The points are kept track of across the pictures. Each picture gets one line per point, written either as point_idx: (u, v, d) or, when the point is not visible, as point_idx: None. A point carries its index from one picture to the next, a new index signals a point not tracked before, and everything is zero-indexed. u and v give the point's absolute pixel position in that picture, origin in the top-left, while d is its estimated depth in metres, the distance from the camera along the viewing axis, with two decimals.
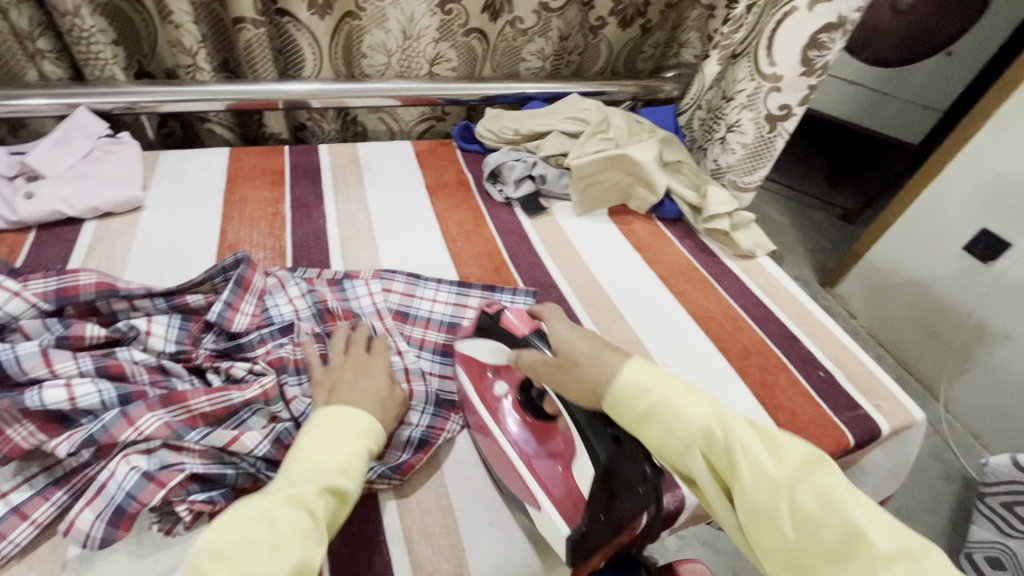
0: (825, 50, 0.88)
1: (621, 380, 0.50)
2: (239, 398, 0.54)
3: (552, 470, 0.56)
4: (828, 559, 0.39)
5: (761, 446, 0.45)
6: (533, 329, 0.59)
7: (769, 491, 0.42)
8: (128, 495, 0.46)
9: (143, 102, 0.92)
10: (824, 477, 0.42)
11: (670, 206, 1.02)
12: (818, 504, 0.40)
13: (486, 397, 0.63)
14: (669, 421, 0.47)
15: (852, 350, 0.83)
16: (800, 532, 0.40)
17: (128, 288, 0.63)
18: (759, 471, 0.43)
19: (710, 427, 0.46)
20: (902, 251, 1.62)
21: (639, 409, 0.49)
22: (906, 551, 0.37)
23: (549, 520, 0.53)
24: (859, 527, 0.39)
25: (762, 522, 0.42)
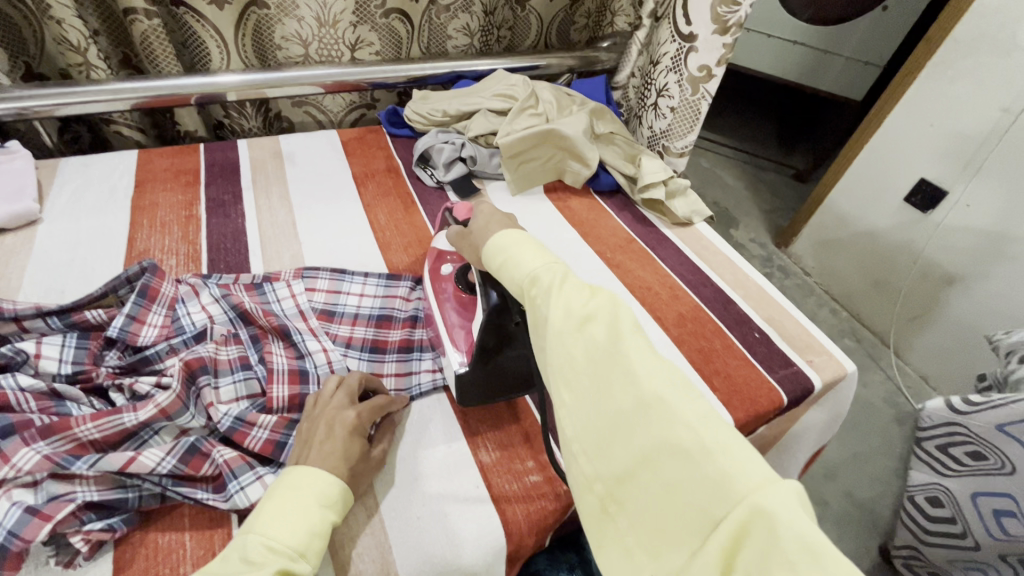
0: (736, 5, 0.83)
1: (491, 242, 0.53)
2: (132, 419, 0.51)
3: (463, 330, 0.66)
4: (595, 375, 0.40)
5: (581, 289, 0.44)
6: (467, 215, 0.70)
7: (566, 320, 0.42)
8: (9, 534, 0.43)
9: (33, 108, 0.85)
10: (620, 313, 0.42)
11: (606, 177, 1.00)
12: (606, 336, 0.40)
13: (435, 275, 0.73)
14: (510, 270, 0.50)
15: (786, 308, 0.84)
16: (581, 355, 0.41)
17: (15, 308, 0.59)
18: (566, 306, 0.43)
19: (537, 273, 0.47)
20: (846, 209, 1.65)
21: (497, 262, 0.52)
22: (662, 374, 0.38)
23: (448, 359, 0.65)
24: (628, 353, 0.39)
25: (555, 347, 0.42)
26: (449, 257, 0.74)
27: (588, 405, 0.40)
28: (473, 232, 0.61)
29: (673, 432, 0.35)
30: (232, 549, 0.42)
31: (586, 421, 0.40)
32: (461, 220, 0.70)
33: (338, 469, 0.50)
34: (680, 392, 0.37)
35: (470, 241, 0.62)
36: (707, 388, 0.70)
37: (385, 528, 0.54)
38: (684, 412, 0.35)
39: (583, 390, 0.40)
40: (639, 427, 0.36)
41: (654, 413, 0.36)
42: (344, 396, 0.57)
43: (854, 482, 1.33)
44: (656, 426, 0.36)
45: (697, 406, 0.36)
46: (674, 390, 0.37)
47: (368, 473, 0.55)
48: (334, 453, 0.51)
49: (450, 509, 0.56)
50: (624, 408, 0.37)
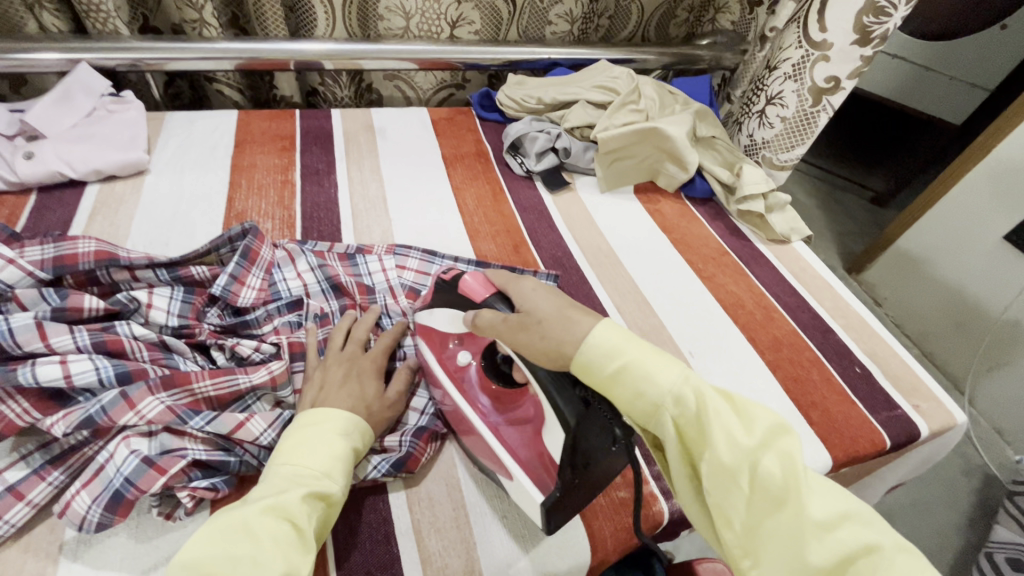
0: (884, 16, 0.79)
1: (585, 347, 0.44)
2: (246, 382, 0.52)
3: (524, 439, 0.52)
4: (778, 519, 0.39)
5: (730, 413, 0.42)
6: (490, 292, 0.52)
7: (737, 455, 0.41)
8: (126, 481, 0.44)
9: (147, 60, 0.87)
10: (788, 441, 0.41)
11: (701, 183, 0.96)
12: (784, 472, 0.40)
13: (449, 367, 0.58)
14: (629, 391, 0.43)
15: (891, 345, 0.78)
16: (758, 494, 0.40)
17: (130, 257, 0.60)
18: (732, 439, 0.41)
19: (681, 392, 0.43)
20: (938, 240, 1.53)
21: (606, 371, 0.44)
22: (847, 512, 0.39)
23: (521, 489, 0.48)
24: (813, 494, 0.39)
25: (723, 484, 0.41)
26: (455, 339, 0.60)
27: (781, 553, 0.39)
28: (542, 321, 0.46)
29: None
30: (260, 482, 0.43)
31: (778, 574, 0.39)
32: (479, 298, 0.52)
33: (357, 407, 0.52)
34: (873, 531, 0.38)
35: (535, 328, 0.46)
36: (805, 422, 0.66)
37: (469, 522, 0.53)
38: (899, 560, 0.36)
39: (763, 533, 0.40)
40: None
41: (864, 561, 0.37)
42: (354, 347, 0.60)
43: (912, 533, 1.23)
44: (866, 573, 0.36)
45: (901, 548, 0.37)
46: (862, 522, 0.39)
47: (387, 419, 0.56)
48: (350, 393, 0.53)
49: (534, 512, 0.54)
50: (826, 564, 0.37)
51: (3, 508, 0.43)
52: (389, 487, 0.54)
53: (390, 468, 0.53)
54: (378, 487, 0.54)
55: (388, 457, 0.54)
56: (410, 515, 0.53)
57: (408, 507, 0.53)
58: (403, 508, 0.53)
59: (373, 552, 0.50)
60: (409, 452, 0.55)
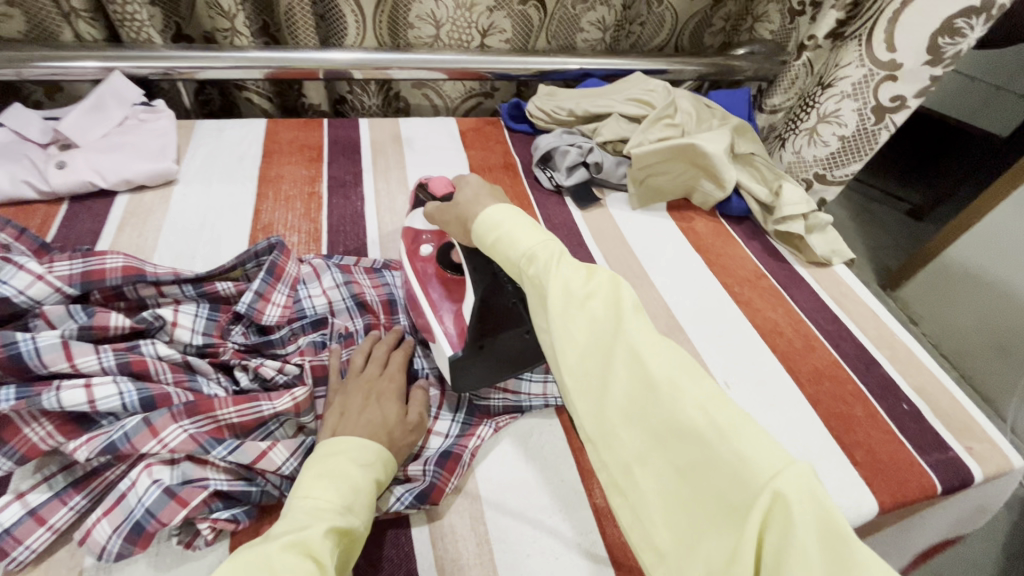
0: (959, 37, 0.75)
1: (481, 217, 0.48)
2: (269, 408, 0.50)
3: (451, 312, 0.63)
4: (597, 360, 0.38)
5: (573, 266, 0.42)
6: (449, 187, 0.65)
7: (568, 300, 0.40)
8: (147, 513, 0.43)
9: (179, 69, 0.87)
10: (625, 293, 0.40)
11: (738, 202, 0.92)
12: (610, 315, 0.39)
13: (413, 256, 0.68)
14: (502, 250, 0.45)
15: (939, 379, 0.74)
16: (585, 336, 0.39)
17: (156, 273, 0.59)
18: (566, 286, 0.40)
19: (533, 249, 0.43)
20: (983, 257, 1.40)
21: (488, 241, 0.47)
22: (669, 359, 0.37)
23: (439, 347, 0.61)
24: (636, 335, 0.38)
25: (562, 329, 0.40)
26: (425, 235, 0.68)
27: (596, 392, 0.38)
28: (459, 204, 0.53)
29: (685, 412, 0.34)
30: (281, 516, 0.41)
31: (591, 412, 0.38)
32: (441, 191, 0.65)
33: (378, 435, 0.50)
34: (686, 373, 0.36)
35: (452, 214, 0.55)
36: (849, 464, 0.62)
37: (494, 560, 0.50)
38: (698, 399, 0.35)
39: (582, 368, 0.39)
40: (652, 409, 0.35)
41: (665, 394, 0.35)
42: (376, 368, 0.58)
43: (949, 572, 1.12)
44: (666, 405, 0.35)
45: (709, 390, 0.35)
46: (682, 369, 0.36)
47: (409, 444, 0.54)
48: (372, 420, 0.51)
49: (562, 551, 0.52)
50: (630, 394, 0.36)
51: (24, 533, 0.43)
52: (412, 520, 0.52)
53: (412, 500, 0.51)
54: (401, 520, 0.52)
55: (411, 488, 0.52)
56: (433, 551, 0.51)
57: (430, 541, 0.51)
58: (425, 542, 0.51)
59: None
60: (432, 483, 0.53)
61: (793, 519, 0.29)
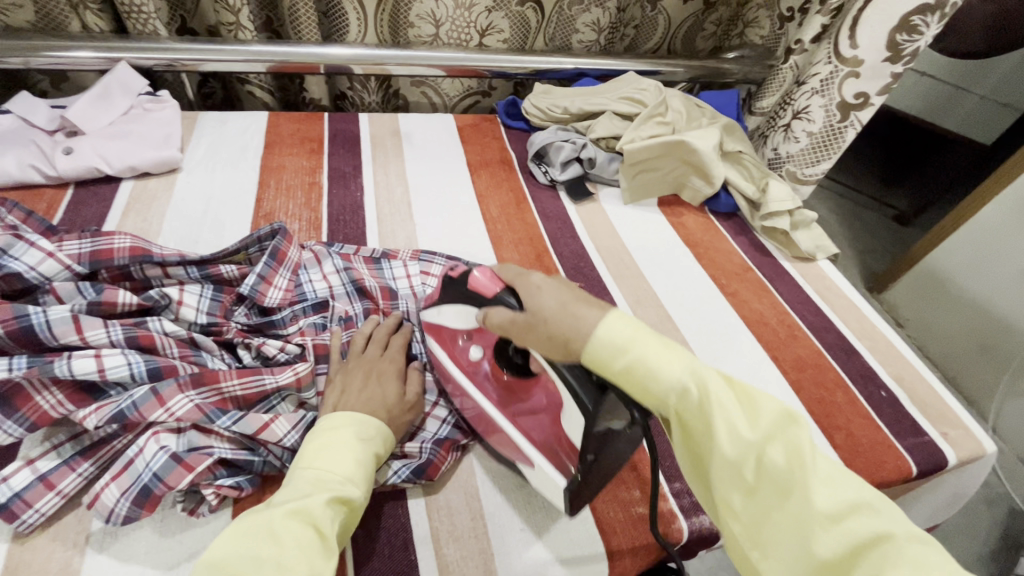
0: (916, 34, 0.78)
1: (595, 340, 0.41)
2: (272, 382, 0.52)
3: (543, 425, 0.53)
4: (784, 513, 0.39)
5: (735, 404, 0.40)
6: (500, 288, 0.50)
7: (740, 448, 0.40)
8: (155, 476, 0.45)
9: (184, 61, 0.89)
10: (799, 432, 0.39)
11: (726, 199, 0.95)
12: (790, 460, 0.39)
13: (461, 362, 0.58)
14: (640, 379, 0.40)
15: (917, 369, 0.77)
16: (763, 485, 0.39)
17: (162, 254, 0.61)
18: (734, 433, 0.40)
19: (685, 386, 0.40)
20: (966, 260, 1.44)
21: (616, 367, 0.41)
22: (858, 504, 0.38)
23: (544, 475, 0.50)
24: (819, 484, 0.38)
25: (730, 479, 0.40)
26: (463, 335, 0.59)
27: (788, 546, 0.38)
28: (547, 321, 0.44)
29: (899, 570, 0.34)
30: (284, 484, 0.43)
31: (784, 565, 0.39)
32: (490, 294, 0.50)
33: (378, 411, 0.52)
34: (885, 518, 0.37)
35: (540, 330, 0.44)
36: (830, 446, 0.65)
37: (487, 533, 0.53)
38: (910, 549, 0.35)
39: (767, 521, 0.39)
40: (863, 566, 0.36)
41: (872, 551, 0.36)
42: (376, 349, 0.60)
43: None
44: (874, 562, 0.35)
45: (918, 542, 0.36)
46: (878, 513, 0.37)
47: (407, 422, 0.56)
48: (372, 397, 0.53)
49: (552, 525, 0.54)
50: (832, 551, 0.36)
51: (33, 497, 0.44)
52: (410, 493, 0.54)
53: (409, 474, 0.53)
54: (398, 493, 0.54)
55: (409, 463, 0.54)
56: (428, 523, 0.53)
57: (426, 514, 0.53)
58: (421, 515, 0.53)
59: (391, 558, 0.50)
60: (429, 459, 0.55)
61: None
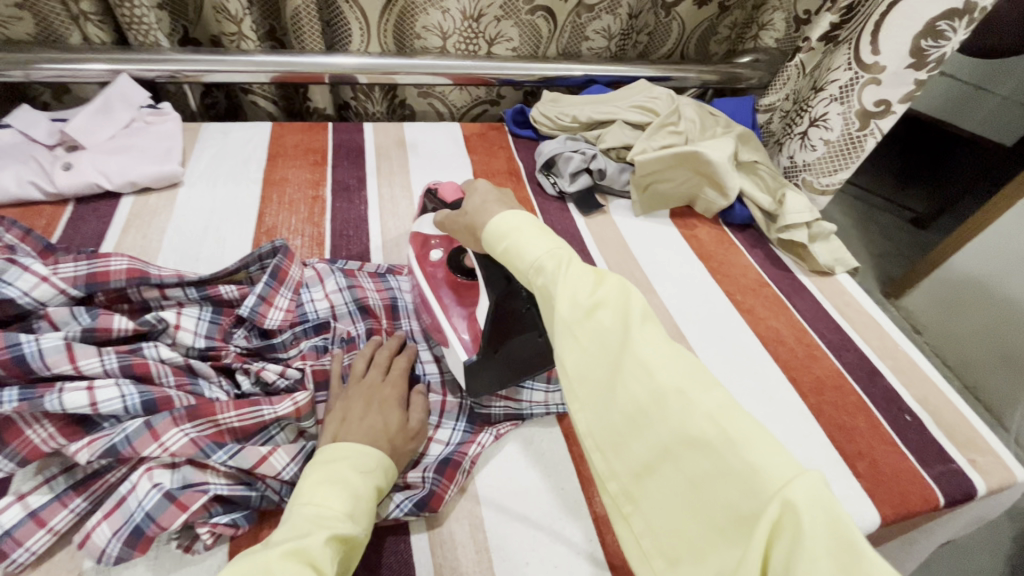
0: (943, 40, 0.75)
1: (490, 225, 0.49)
2: (270, 413, 0.50)
3: (465, 318, 0.63)
4: (602, 366, 0.39)
5: (583, 273, 0.43)
6: (457, 196, 0.62)
7: (575, 310, 0.41)
8: (147, 517, 0.43)
9: (186, 72, 0.87)
10: (635, 300, 0.41)
11: (741, 210, 0.92)
12: (618, 322, 0.40)
13: (422, 265, 0.68)
14: (512, 258, 0.47)
15: (942, 390, 0.74)
16: (591, 344, 0.40)
17: (160, 275, 0.59)
18: (573, 294, 0.41)
19: (542, 260, 0.44)
20: (987, 267, 1.39)
21: (500, 248, 0.48)
22: (687, 373, 0.37)
23: (452, 352, 0.61)
24: (642, 343, 0.38)
25: (565, 339, 0.41)
26: (433, 241, 0.69)
27: (602, 401, 0.39)
28: (466, 211, 0.55)
29: (693, 423, 0.35)
30: (281, 523, 0.41)
31: (599, 420, 0.39)
32: (450, 199, 0.63)
33: (380, 441, 0.50)
34: (695, 382, 0.37)
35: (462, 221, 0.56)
36: (851, 475, 0.62)
37: (492, 568, 0.50)
38: (704, 404, 0.35)
39: (586, 377, 0.40)
40: (662, 420, 0.36)
41: (674, 404, 0.36)
42: (378, 374, 0.58)
43: None
44: (672, 418, 0.36)
45: (724, 403, 0.36)
46: (693, 380, 0.37)
47: (410, 451, 0.54)
48: (374, 427, 0.51)
49: (561, 559, 0.52)
50: (639, 401, 0.37)
51: (24, 535, 0.43)
52: (412, 526, 0.52)
53: (411, 509, 0.51)
54: (400, 526, 0.52)
55: (411, 495, 0.52)
56: (431, 558, 0.51)
57: (429, 548, 0.51)
58: (424, 549, 0.51)
59: None
60: (432, 490, 0.53)
61: (802, 529, 0.28)
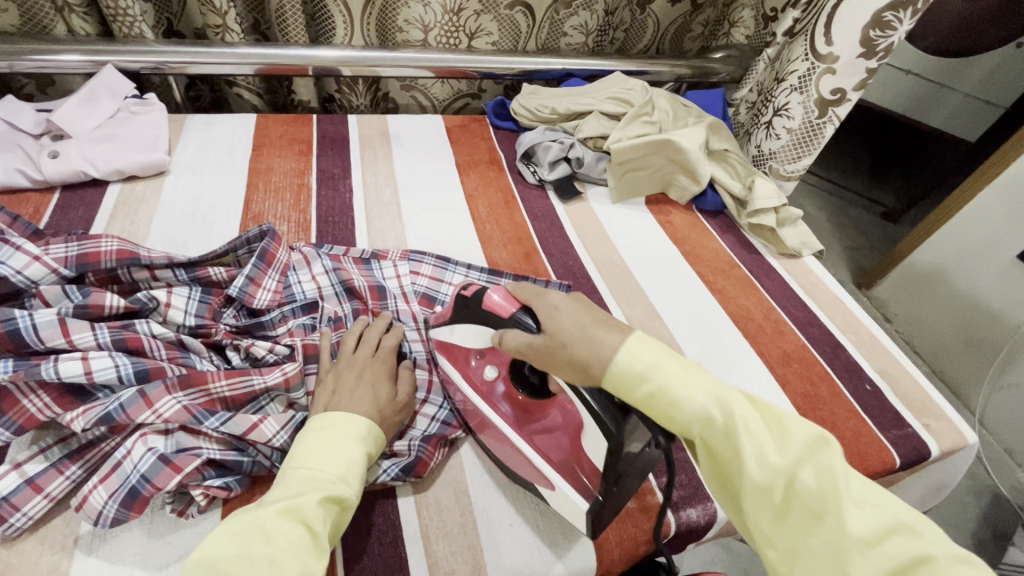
0: (888, 29, 0.80)
1: (614, 367, 0.42)
2: (260, 382, 0.53)
3: (562, 446, 0.52)
4: (817, 535, 0.39)
5: (761, 428, 0.41)
6: (514, 307, 0.49)
7: (769, 473, 0.40)
8: (143, 478, 0.45)
9: (171, 64, 0.88)
10: (829, 454, 0.40)
11: (713, 197, 0.96)
12: (821, 484, 0.39)
13: (475, 382, 0.57)
14: (663, 409, 0.41)
15: (901, 362, 0.78)
16: (799, 509, 0.39)
17: (150, 256, 0.61)
18: (763, 458, 0.40)
19: (711, 413, 0.41)
20: (951, 255, 1.45)
21: (638, 395, 0.42)
22: (899, 524, 0.38)
23: (565, 497, 0.49)
24: (853, 508, 0.38)
25: (759, 501, 0.41)
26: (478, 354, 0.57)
27: (823, 572, 0.38)
28: (567, 346, 0.44)
29: None
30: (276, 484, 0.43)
31: None
32: (506, 315, 0.49)
33: (369, 411, 0.53)
34: (928, 538, 0.37)
35: (562, 355, 0.44)
36: None
37: (477, 529, 0.53)
38: (951, 571, 0.36)
39: (805, 550, 0.39)
40: None
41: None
42: (366, 350, 0.60)
43: None
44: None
45: (952, 560, 0.36)
46: (919, 537, 0.37)
47: (398, 422, 0.57)
48: (364, 397, 0.53)
49: (542, 520, 0.55)
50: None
51: (21, 500, 0.44)
52: (399, 491, 0.55)
53: (398, 472, 0.54)
54: (389, 491, 0.55)
55: (398, 461, 0.55)
56: (418, 520, 0.53)
57: (416, 511, 0.54)
58: (411, 512, 0.54)
59: (382, 555, 0.50)
60: (418, 456, 0.55)
61: None
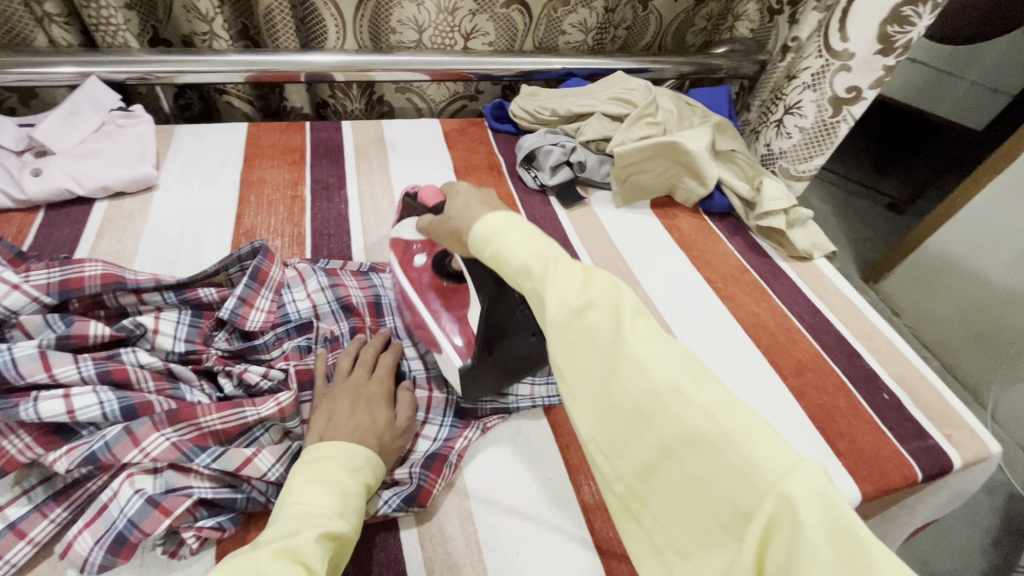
0: (908, 26, 0.76)
1: (474, 230, 0.44)
2: (254, 414, 0.50)
3: (456, 322, 0.60)
4: (595, 368, 0.36)
5: (570, 269, 0.38)
6: (438, 200, 0.57)
7: (563, 311, 0.37)
8: (130, 523, 0.43)
9: (156, 73, 0.85)
10: (625, 296, 0.37)
11: (720, 199, 0.93)
12: (611, 320, 0.36)
13: (408, 269, 0.66)
14: (499, 264, 0.42)
15: (919, 369, 0.75)
16: (585, 348, 0.36)
17: (137, 279, 0.58)
18: (560, 293, 0.37)
19: (527, 262, 0.39)
20: (962, 248, 1.41)
21: (485, 255, 0.43)
22: (678, 363, 0.34)
23: (448, 359, 0.59)
24: (635, 342, 0.35)
25: (556, 342, 0.38)
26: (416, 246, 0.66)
27: (601, 405, 0.36)
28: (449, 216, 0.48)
29: (691, 421, 0.32)
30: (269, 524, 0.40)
31: (597, 423, 0.36)
32: (432, 205, 0.58)
33: (368, 441, 0.50)
34: (693, 378, 0.33)
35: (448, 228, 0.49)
36: (833, 455, 0.63)
37: (482, 560, 0.51)
38: (698, 399, 0.32)
39: (580, 381, 0.37)
40: (657, 420, 0.33)
41: (669, 405, 0.33)
42: (364, 371, 0.58)
43: (934, 557, 1.12)
44: (673, 418, 0.32)
45: (713, 392, 0.32)
46: (689, 374, 0.33)
47: (398, 448, 0.54)
48: (361, 425, 0.51)
49: (551, 548, 0.52)
50: (635, 403, 0.34)
51: (4, 547, 0.42)
52: (401, 522, 0.52)
53: (399, 504, 0.51)
54: (389, 522, 0.52)
55: (399, 491, 0.52)
56: (422, 553, 0.51)
57: (419, 543, 0.51)
58: (414, 544, 0.51)
59: None
60: (420, 485, 0.53)
61: (804, 529, 0.27)
